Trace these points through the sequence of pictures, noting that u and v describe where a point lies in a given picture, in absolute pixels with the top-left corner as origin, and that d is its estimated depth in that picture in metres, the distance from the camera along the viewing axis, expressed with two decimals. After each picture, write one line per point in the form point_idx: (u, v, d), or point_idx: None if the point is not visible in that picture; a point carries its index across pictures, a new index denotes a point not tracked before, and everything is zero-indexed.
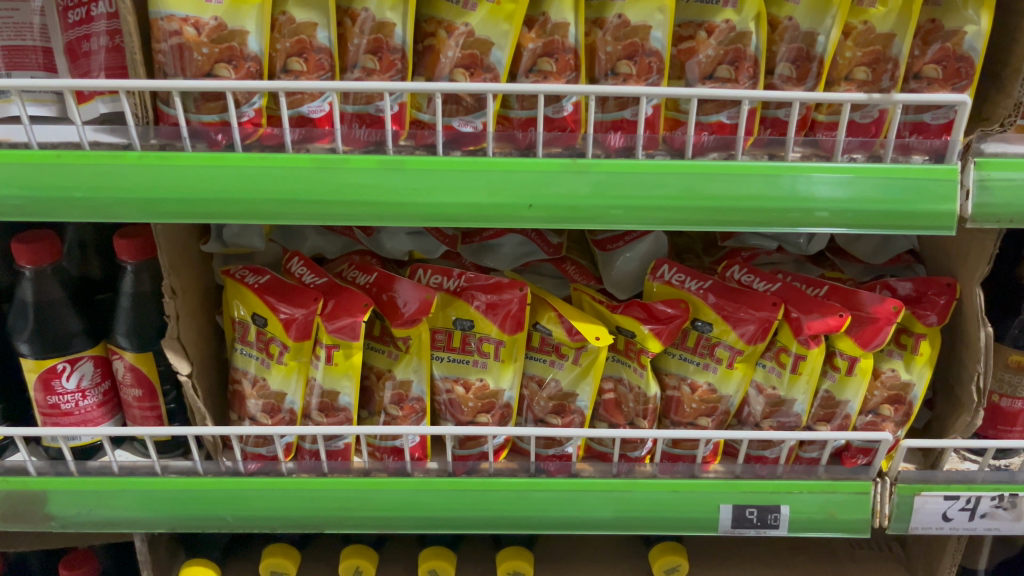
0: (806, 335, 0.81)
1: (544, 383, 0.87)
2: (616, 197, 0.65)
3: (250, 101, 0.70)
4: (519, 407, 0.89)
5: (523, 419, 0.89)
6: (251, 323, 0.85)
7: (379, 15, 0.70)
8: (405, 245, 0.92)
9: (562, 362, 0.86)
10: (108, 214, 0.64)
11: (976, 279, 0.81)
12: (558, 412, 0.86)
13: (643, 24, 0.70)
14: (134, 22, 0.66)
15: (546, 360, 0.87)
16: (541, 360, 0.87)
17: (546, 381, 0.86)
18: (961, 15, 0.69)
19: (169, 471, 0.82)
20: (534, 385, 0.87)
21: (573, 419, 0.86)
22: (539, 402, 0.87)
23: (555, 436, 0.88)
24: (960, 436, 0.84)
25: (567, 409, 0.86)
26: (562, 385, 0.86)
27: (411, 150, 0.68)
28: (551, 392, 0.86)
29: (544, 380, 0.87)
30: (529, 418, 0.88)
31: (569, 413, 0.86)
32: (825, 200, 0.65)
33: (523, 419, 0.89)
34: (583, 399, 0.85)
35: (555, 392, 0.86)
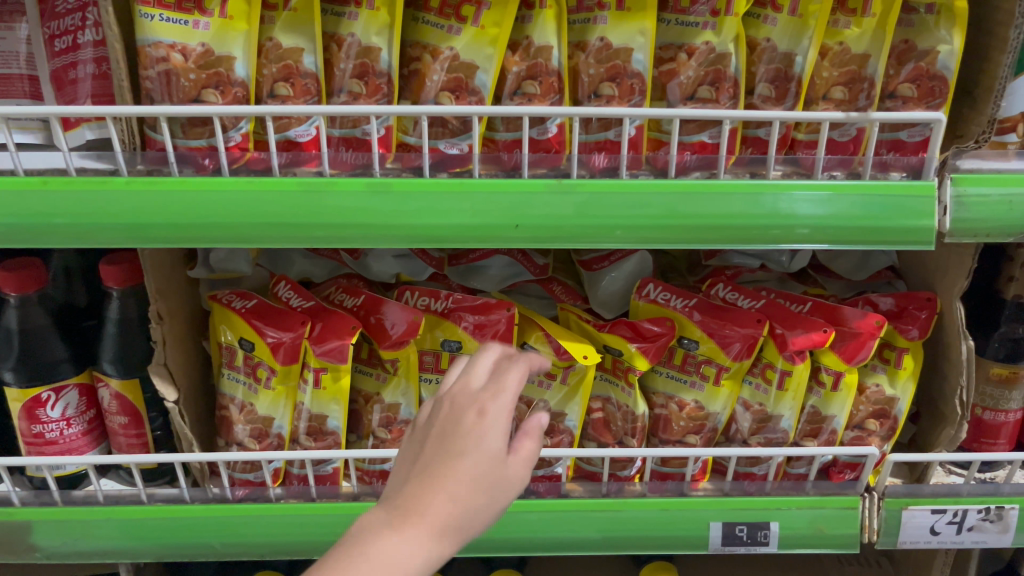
0: (791, 351, 0.81)
1: (532, 403, 0.86)
2: (601, 217, 0.66)
3: (237, 126, 0.71)
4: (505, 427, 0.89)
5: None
6: (238, 348, 0.85)
7: (365, 40, 0.71)
8: (392, 268, 0.93)
9: (550, 382, 0.86)
10: (96, 240, 0.64)
11: (955, 293, 0.82)
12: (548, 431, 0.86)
13: (624, 46, 0.71)
14: (121, 49, 0.67)
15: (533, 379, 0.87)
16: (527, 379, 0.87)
17: (535, 402, 0.86)
18: (933, 36, 0.71)
19: (155, 499, 0.81)
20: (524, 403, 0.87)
21: (561, 438, 0.86)
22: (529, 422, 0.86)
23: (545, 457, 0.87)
24: (945, 450, 0.85)
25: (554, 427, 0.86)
26: (550, 405, 0.86)
27: (398, 172, 0.69)
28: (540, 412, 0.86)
29: (530, 399, 0.86)
30: None
31: (557, 431, 0.86)
32: (804, 218, 0.66)
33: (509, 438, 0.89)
34: (573, 419, 0.85)
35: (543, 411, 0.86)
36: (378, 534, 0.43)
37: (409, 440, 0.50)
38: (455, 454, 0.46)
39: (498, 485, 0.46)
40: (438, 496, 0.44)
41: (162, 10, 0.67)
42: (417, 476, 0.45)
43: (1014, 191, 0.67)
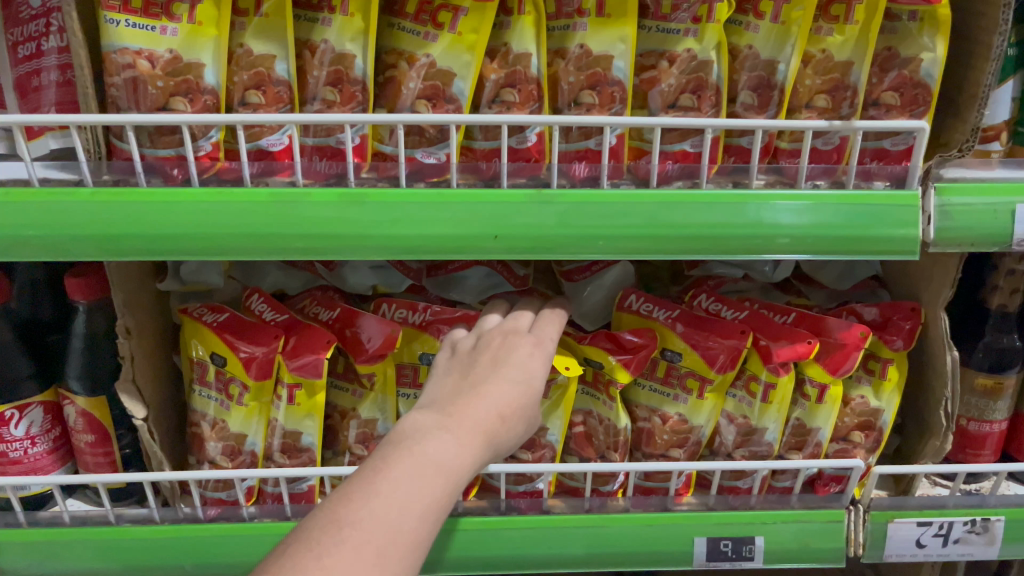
0: (775, 363, 0.80)
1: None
2: (581, 227, 0.64)
3: (207, 135, 0.69)
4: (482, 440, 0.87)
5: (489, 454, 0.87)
6: (210, 363, 0.82)
7: (339, 46, 0.69)
8: (369, 279, 0.91)
9: None
10: (59, 253, 0.61)
11: (940, 303, 0.81)
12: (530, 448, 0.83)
13: (604, 54, 0.69)
14: (85, 56, 0.65)
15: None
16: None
17: None
18: (916, 43, 0.70)
19: (124, 519, 0.79)
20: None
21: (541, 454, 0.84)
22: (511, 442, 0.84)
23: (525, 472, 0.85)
24: (930, 461, 0.84)
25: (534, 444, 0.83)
26: None
27: (373, 183, 0.67)
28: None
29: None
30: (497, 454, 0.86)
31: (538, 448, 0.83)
32: (788, 227, 0.64)
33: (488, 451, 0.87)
34: (555, 433, 0.83)
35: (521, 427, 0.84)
36: (438, 442, 0.54)
37: (458, 357, 0.68)
38: (506, 381, 0.62)
39: (529, 415, 0.63)
40: (494, 411, 0.59)
41: (129, 15, 0.65)
42: (471, 380, 0.62)
43: (999, 200, 0.66)
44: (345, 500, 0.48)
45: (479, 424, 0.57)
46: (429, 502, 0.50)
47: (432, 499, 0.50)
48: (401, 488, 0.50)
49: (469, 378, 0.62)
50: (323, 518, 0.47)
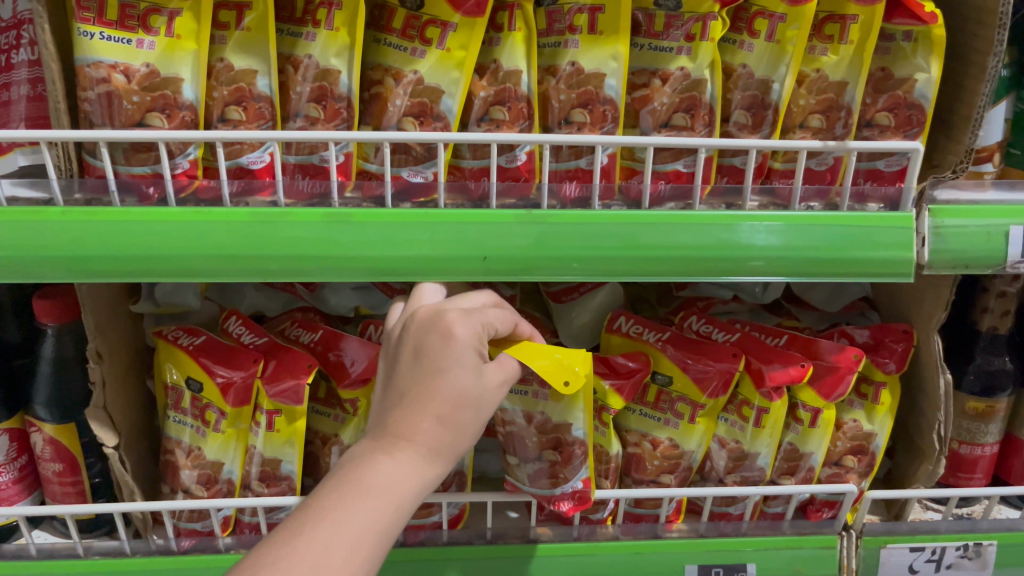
0: (768, 387, 0.78)
1: (533, 418, 0.76)
2: (571, 248, 0.62)
3: (184, 152, 0.66)
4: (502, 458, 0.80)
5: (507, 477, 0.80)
6: (185, 388, 0.79)
7: (322, 62, 0.67)
8: (351, 300, 0.88)
9: (545, 390, 0.75)
10: (25, 275, 0.58)
11: (932, 325, 0.80)
12: (557, 445, 0.75)
13: (596, 72, 0.68)
14: (57, 70, 0.62)
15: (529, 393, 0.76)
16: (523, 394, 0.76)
17: (534, 414, 0.76)
18: (910, 63, 0.69)
19: (92, 552, 0.76)
20: (531, 422, 0.76)
21: (571, 452, 0.75)
22: (538, 442, 0.76)
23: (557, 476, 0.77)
24: (923, 485, 0.82)
25: (560, 440, 0.75)
26: (551, 416, 0.75)
27: (358, 203, 0.65)
28: (542, 426, 0.76)
29: (530, 414, 0.76)
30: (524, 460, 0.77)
31: (566, 444, 0.75)
32: (783, 250, 0.63)
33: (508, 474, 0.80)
34: (579, 428, 0.74)
35: (541, 423, 0.76)
36: (367, 465, 0.50)
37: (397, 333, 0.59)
38: (438, 368, 0.54)
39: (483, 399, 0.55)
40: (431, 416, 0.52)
41: (103, 28, 0.62)
42: (405, 373, 0.55)
43: (992, 223, 0.66)
44: (271, 540, 0.46)
45: (415, 436, 0.52)
46: (361, 539, 0.47)
47: (355, 530, 0.47)
48: (324, 519, 0.47)
49: (405, 367, 0.55)
50: (250, 560, 0.46)
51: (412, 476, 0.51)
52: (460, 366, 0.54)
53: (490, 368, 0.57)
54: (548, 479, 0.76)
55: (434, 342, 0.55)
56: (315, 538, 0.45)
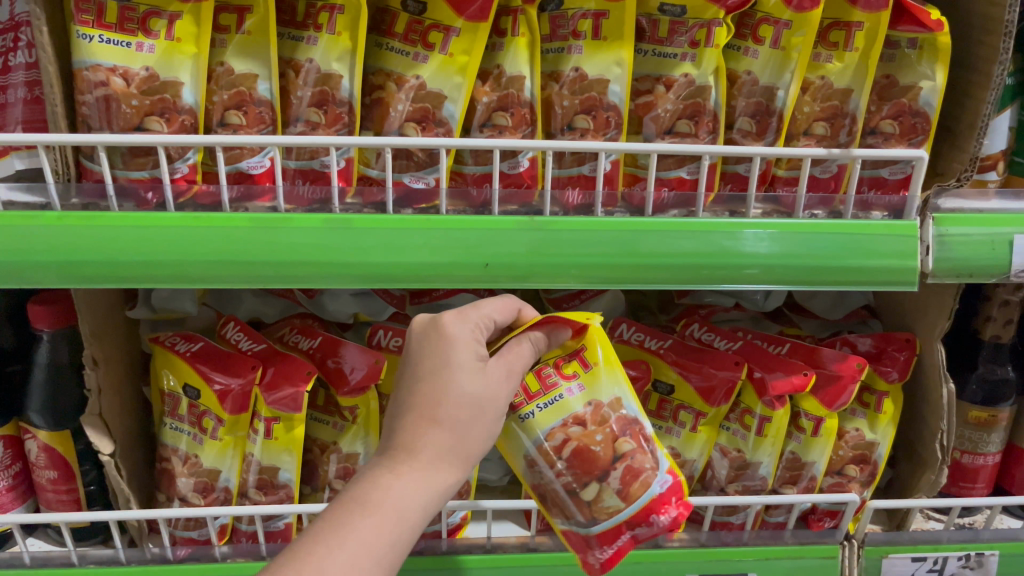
0: (771, 395, 0.78)
1: (585, 420, 0.63)
2: (574, 256, 0.62)
3: (184, 157, 0.66)
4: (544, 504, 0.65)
5: (563, 513, 0.65)
6: (182, 395, 0.78)
7: (324, 66, 0.67)
8: (349, 306, 0.87)
9: (576, 385, 0.64)
10: (21, 280, 0.58)
11: (935, 334, 0.79)
12: (622, 435, 0.64)
13: (600, 77, 0.67)
14: (55, 73, 0.62)
15: (560, 394, 0.63)
16: (553, 399, 0.63)
17: (584, 417, 0.63)
18: (915, 71, 0.69)
19: (87, 561, 0.75)
20: (586, 425, 0.63)
21: (639, 438, 0.65)
22: (604, 442, 0.63)
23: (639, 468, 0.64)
24: (926, 495, 0.82)
25: (621, 431, 0.64)
26: (602, 409, 0.64)
27: (358, 209, 0.64)
28: (599, 423, 0.64)
29: (578, 417, 0.63)
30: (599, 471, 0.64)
31: (630, 430, 0.65)
32: (785, 258, 0.63)
33: (570, 512, 0.65)
34: (630, 401, 0.65)
35: (595, 419, 0.64)
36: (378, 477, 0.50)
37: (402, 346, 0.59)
38: (442, 373, 0.53)
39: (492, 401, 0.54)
40: (436, 422, 0.52)
41: (103, 31, 0.62)
42: (409, 383, 0.54)
43: (997, 231, 0.65)
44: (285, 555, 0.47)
45: (423, 444, 0.52)
46: (365, 542, 0.47)
47: (366, 539, 0.47)
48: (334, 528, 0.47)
49: (408, 377, 0.55)
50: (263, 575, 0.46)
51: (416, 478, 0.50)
52: (462, 367, 0.53)
53: (493, 364, 0.56)
54: (631, 485, 0.64)
55: (433, 348, 0.54)
56: (318, 542, 0.46)
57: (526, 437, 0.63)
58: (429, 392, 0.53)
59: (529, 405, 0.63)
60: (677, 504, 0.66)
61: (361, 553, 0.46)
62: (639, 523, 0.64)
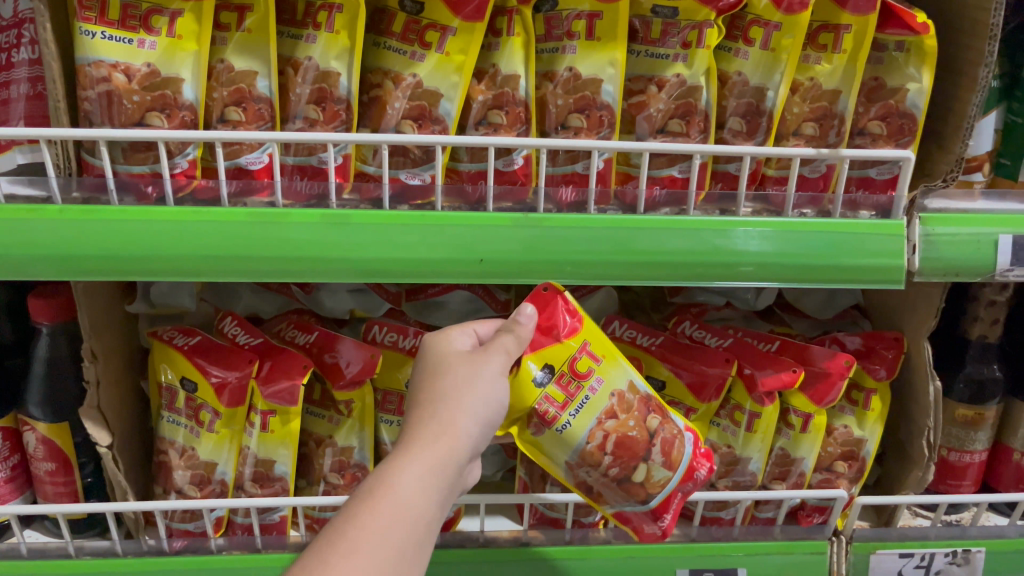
0: (761, 392, 0.79)
1: (614, 407, 0.67)
2: (566, 252, 0.63)
3: (184, 152, 0.67)
4: (596, 497, 0.70)
5: (619, 502, 0.69)
6: (180, 388, 0.79)
7: (323, 64, 0.68)
8: (346, 303, 0.88)
9: (596, 381, 0.66)
10: (23, 272, 0.58)
11: (923, 332, 0.81)
12: (648, 412, 0.68)
13: (593, 77, 0.69)
14: (58, 68, 0.63)
15: (586, 395, 0.66)
16: (582, 401, 0.66)
17: (613, 406, 0.67)
18: (902, 74, 0.70)
19: (83, 552, 0.76)
20: (618, 415, 0.67)
21: (662, 407, 0.69)
22: (638, 426, 0.67)
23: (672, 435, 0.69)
24: (912, 492, 0.83)
25: (646, 410, 0.68)
26: (625, 394, 0.67)
27: (356, 204, 0.65)
28: (626, 406, 0.67)
29: (607, 409, 0.66)
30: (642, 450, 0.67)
31: (651, 404, 0.69)
32: (773, 256, 0.64)
33: (625, 499, 0.69)
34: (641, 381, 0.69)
35: (622, 407, 0.67)
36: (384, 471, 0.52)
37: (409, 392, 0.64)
38: (436, 386, 0.58)
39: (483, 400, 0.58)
40: (433, 420, 0.55)
41: (105, 27, 0.63)
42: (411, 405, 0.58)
43: (982, 231, 0.67)
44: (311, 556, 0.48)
45: (423, 438, 0.54)
46: (370, 515, 0.48)
47: (375, 518, 0.48)
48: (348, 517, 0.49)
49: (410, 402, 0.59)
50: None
51: (404, 459, 0.52)
52: (453, 377, 0.58)
53: (462, 359, 0.60)
54: (670, 454, 0.68)
55: (427, 373, 0.59)
56: (322, 539, 0.47)
57: (566, 446, 0.66)
58: (423, 397, 0.57)
59: (563, 415, 0.66)
60: (704, 454, 0.71)
61: (374, 530, 0.48)
62: (686, 484, 0.69)
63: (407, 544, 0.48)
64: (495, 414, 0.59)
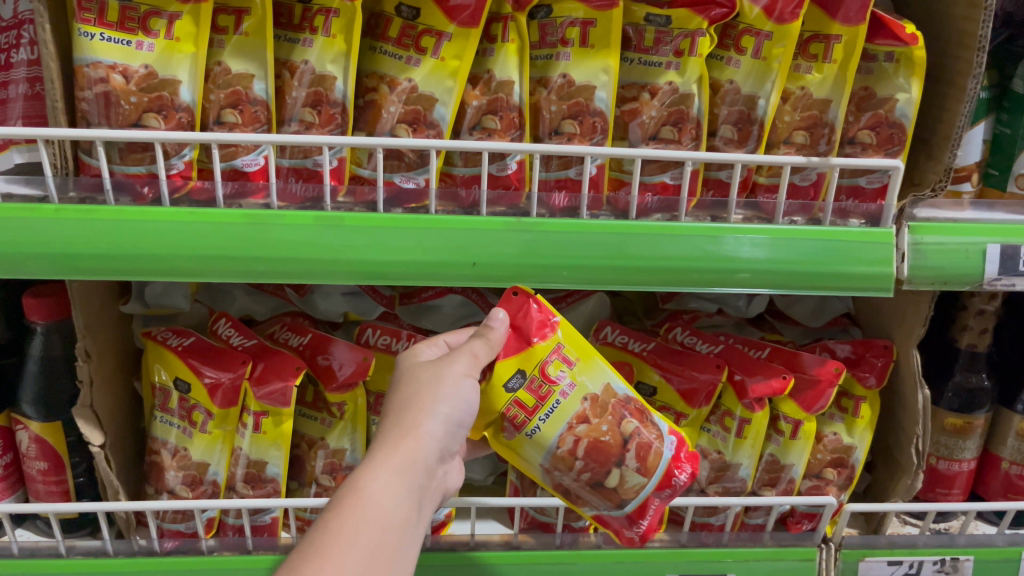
0: (750, 398, 0.80)
1: (587, 412, 0.67)
2: (558, 256, 0.64)
3: (180, 153, 0.67)
4: (574, 500, 0.69)
5: (596, 505, 0.69)
6: (173, 389, 0.80)
7: (319, 68, 0.69)
8: (340, 305, 0.88)
9: (568, 386, 0.67)
10: (18, 271, 0.59)
11: (912, 340, 0.81)
12: (624, 416, 0.68)
13: (587, 84, 0.69)
14: (57, 69, 0.63)
15: (556, 400, 0.67)
16: (552, 406, 0.66)
17: (585, 410, 0.67)
18: (892, 84, 0.71)
19: (74, 552, 0.76)
20: (589, 421, 0.67)
21: (640, 410, 0.69)
22: (610, 430, 0.67)
23: (650, 438, 0.68)
24: (901, 499, 0.83)
25: (622, 413, 0.68)
26: (598, 398, 0.67)
27: (350, 207, 0.66)
28: (599, 410, 0.67)
29: (579, 413, 0.67)
30: (619, 454, 0.67)
31: (628, 408, 0.68)
32: (762, 262, 0.65)
33: (601, 502, 0.69)
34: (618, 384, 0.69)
35: (594, 411, 0.67)
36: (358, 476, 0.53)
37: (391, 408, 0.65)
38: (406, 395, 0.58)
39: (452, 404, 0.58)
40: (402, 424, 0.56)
41: (104, 29, 0.64)
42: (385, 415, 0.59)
43: (970, 240, 0.67)
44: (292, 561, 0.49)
45: (393, 442, 0.55)
46: (342, 515, 0.49)
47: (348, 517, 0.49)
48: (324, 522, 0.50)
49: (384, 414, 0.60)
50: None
51: (370, 465, 0.53)
52: (422, 385, 0.59)
53: (426, 368, 0.60)
54: (647, 458, 0.67)
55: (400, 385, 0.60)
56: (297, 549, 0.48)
57: (539, 449, 0.67)
58: (396, 405, 0.58)
59: (531, 420, 0.66)
60: (687, 457, 0.70)
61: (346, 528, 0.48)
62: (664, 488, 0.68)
63: (381, 542, 0.49)
64: (463, 416, 0.59)
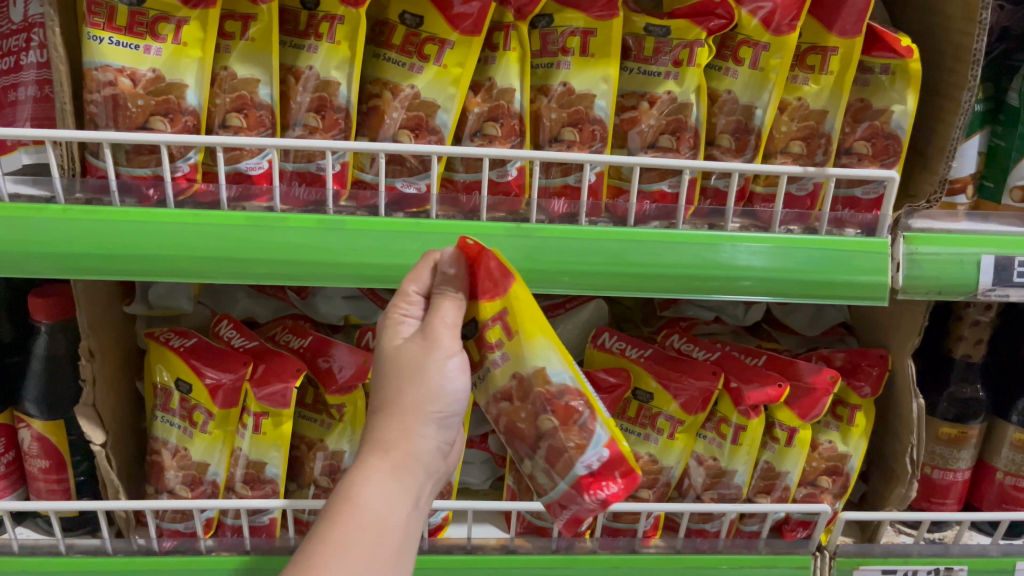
0: (746, 405, 0.80)
1: (510, 391, 0.63)
2: (557, 263, 0.64)
3: (186, 156, 0.68)
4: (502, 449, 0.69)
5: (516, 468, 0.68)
6: (175, 389, 0.80)
7: (324, 73, 0.70)
8: (341, 309, 0.89)
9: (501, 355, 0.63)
10: (23, 270, 0.60)
11: (907, 350, 0.82)
12: (549, 411, 0.63)
13: (587, 92, 0.71)
14: (65, 72, 0.64)
15: (487, 367, 0.64)
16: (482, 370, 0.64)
17: (508, 388, 0.63)
18: (887, 96, 0.72)
19: (74, 551, 0.76)
20: (514, 400, 0.64)
21: (567, 410, 0.63)
22: (530, 418, 0.63)
23: (569, 443, 0.63)
24: (895, 508, 0.84)
25: (550, 407, 0.63)
26: (524, 381, 0.63)
27: (352, 211, 0.67)
28: (525, 394, 0.63)
29: (503, 387, 0.63)
30: (532, 442, 0.64)
31: (555, 403, 0.63)
32: (758, 270, 0.66)
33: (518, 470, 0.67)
34: (553, 373, 0.62)
35: (519, 393, 0.63)
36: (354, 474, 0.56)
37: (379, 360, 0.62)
38: (398, 388, 0.57)
39: (445, 400, 0.57)
40: (396, 423, 0.56)
41: (113, 33, 0.65)
42: (375, 403, 0.58)
43: (964, 251, 0.68)
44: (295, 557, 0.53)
45: (387, 444, 0.56)
46: (340, 522, 0.53)
47: (345, 524, 0.53)
48: (324, 525, 0.53)
49: (375, 400, 0.59)
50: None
51: (362, 473, 0.55)
52: (414, 379, 0.57)
53: (411, 352, 0.58)
54: (556, 463, 0.63)
55: (390, 370, 0.58)
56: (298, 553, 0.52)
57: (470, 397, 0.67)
58: (387, 396, 0.57)
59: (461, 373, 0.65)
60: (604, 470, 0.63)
61: (345, 537, 0.52)
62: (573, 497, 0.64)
63: (376, 547, 0.53)
64: (457, 407, 0.59)
